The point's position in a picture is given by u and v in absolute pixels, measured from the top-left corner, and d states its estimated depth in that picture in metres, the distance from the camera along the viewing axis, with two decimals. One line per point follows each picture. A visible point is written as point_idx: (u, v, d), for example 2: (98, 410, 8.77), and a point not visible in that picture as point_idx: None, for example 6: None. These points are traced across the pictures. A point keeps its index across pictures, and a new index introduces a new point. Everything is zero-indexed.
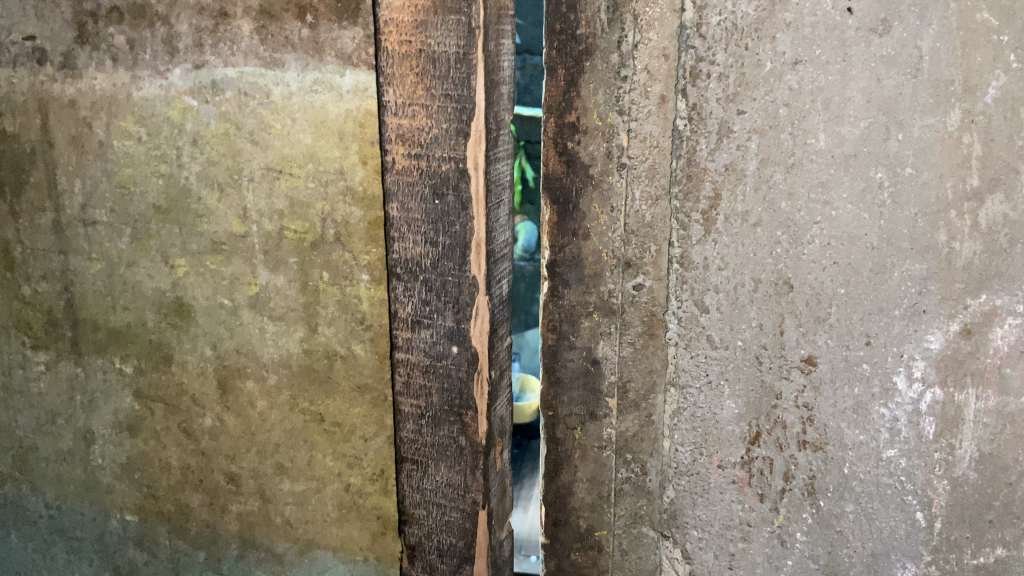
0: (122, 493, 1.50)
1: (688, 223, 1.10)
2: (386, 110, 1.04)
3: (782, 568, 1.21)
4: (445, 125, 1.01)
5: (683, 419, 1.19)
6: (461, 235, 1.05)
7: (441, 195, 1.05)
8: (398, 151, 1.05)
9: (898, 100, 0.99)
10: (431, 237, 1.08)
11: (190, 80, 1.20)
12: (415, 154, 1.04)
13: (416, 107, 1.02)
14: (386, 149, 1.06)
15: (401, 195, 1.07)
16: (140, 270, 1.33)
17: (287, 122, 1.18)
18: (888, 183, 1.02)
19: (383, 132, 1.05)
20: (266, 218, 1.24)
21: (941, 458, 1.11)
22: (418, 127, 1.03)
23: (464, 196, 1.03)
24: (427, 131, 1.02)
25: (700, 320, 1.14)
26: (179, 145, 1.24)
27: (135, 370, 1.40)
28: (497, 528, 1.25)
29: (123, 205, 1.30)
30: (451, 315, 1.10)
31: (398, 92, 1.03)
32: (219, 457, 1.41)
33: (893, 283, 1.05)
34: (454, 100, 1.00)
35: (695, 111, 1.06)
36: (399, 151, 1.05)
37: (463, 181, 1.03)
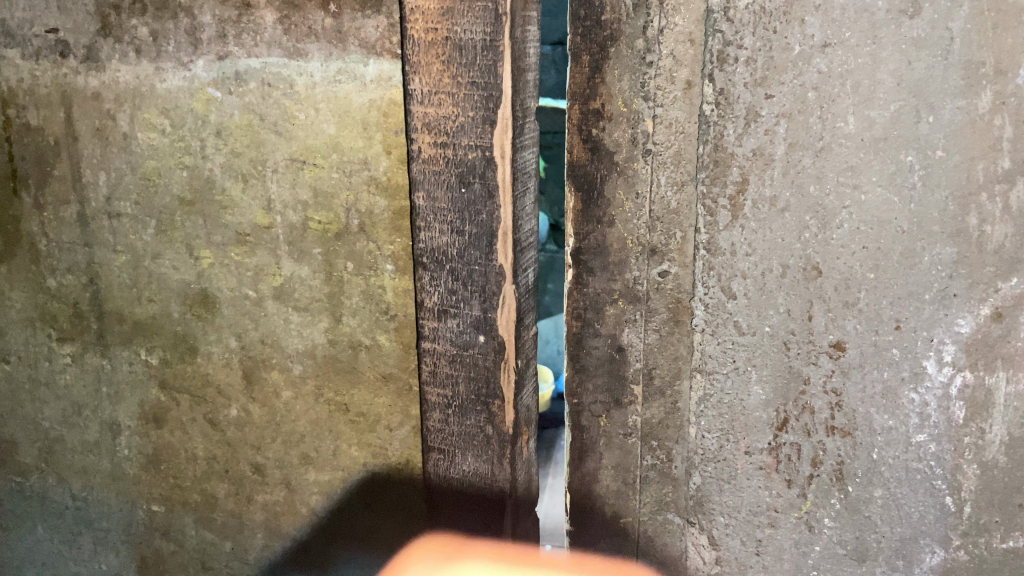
0: (148, 484, 1.51)
1: (714, 209, 1.10)
2: (412, 98, 1.03)
3: (810, 553, 1.21)
4: (471, 113, 1.00)
5: (710, 406, 1.19)
6: (488, 224, 1.05)
7: (467, 184, 1.04)
8: (423, 140, 1.04)
9: (929, 82, 0.98)
10: (457, 227, 1.07)
11: (214, 71, 1.20)
12: (442, 143, 1.03)
13: (442, 95, 1.01)
14: (412, 137, 1.05)
15: (427, 184, 1.06)
16: (165, 262, 1.34)
17: (310, 112, 1.17)
18: (919, 166, 1.01)
19: (409, 121, 1.04)
20: (290, 209, 1.24)
21: (971, 442, 1.11)
22: (444, 115, 1.02)
23: (491, 184, 1.02)
24: (453, 120, 1.01)
25: (727, 306, 1.14)
26: (203, 136, 1.24)
27: (160, 361, 1.41)
28: (523, 516, 1.26)
29: (148, 197, 1.31)
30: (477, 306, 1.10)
31: (423, 80, 1.02)
32: (244, 447, 1.42)
33: (923, 267, 1.05)
34: (481, 88, 0.99)
35: (722, 96, 1.06)
36: (425, 140, 1.04)
37: (490, 170, 1.02)
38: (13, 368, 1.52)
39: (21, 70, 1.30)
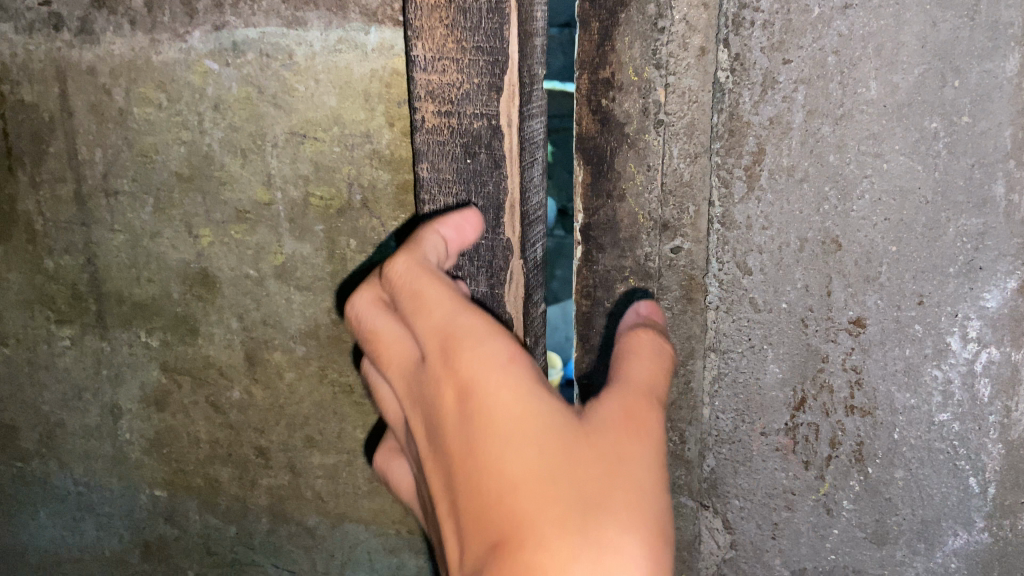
0: (150, 468, 1.49)
1: (730, 180, 1.06)
2: (415, 65, 0.98)
3: (828, 536, 1.18)
4: (476, 80, 0.95)
5: (724, 386, 1.17)
6: (495, 196, 0.99)
7: (473, 154, 0.98)
8: (427, 109, 0.99)
9: (955, 44, 0.94)
10: (463, 199, 1.01)
11: (211, 42, 1.16)
12: (446, 112, 0.98)
13: (446, 61, 0.96)
14: (416, 106, 0.99)
15: (432, 155, 1.01)
16: (164, 241, 1.30)
17: (310, 83, 1.14)
18: (944, 132, 0.97)
19: (413, 89, 0.99)
20: (291, 185, 1.20)
21: (996, 421, 1.07)
22: (448, 83, 0.96)
23: (498, 155, 0.97)
24: (458, 87, 0.96)
25: (742, 283, 1.10)
26: (200, 110, 1.20)
27: (161, 343, 1.38)
28: None
29: (146, 173, 1.27)
30: (485, 281, 1.04)
31: (426, 46, 0.96)
32: (247, 431, 1.39)
33: (948, 239, 1.00)
34: (486, 52, 0.93)
35: (738, 61, 1.02)
36: (429, 109, 0.99)
37: (496, 139, 0.96)
38: (12, 352, 1.49)
39: (15, 44, 1.26)
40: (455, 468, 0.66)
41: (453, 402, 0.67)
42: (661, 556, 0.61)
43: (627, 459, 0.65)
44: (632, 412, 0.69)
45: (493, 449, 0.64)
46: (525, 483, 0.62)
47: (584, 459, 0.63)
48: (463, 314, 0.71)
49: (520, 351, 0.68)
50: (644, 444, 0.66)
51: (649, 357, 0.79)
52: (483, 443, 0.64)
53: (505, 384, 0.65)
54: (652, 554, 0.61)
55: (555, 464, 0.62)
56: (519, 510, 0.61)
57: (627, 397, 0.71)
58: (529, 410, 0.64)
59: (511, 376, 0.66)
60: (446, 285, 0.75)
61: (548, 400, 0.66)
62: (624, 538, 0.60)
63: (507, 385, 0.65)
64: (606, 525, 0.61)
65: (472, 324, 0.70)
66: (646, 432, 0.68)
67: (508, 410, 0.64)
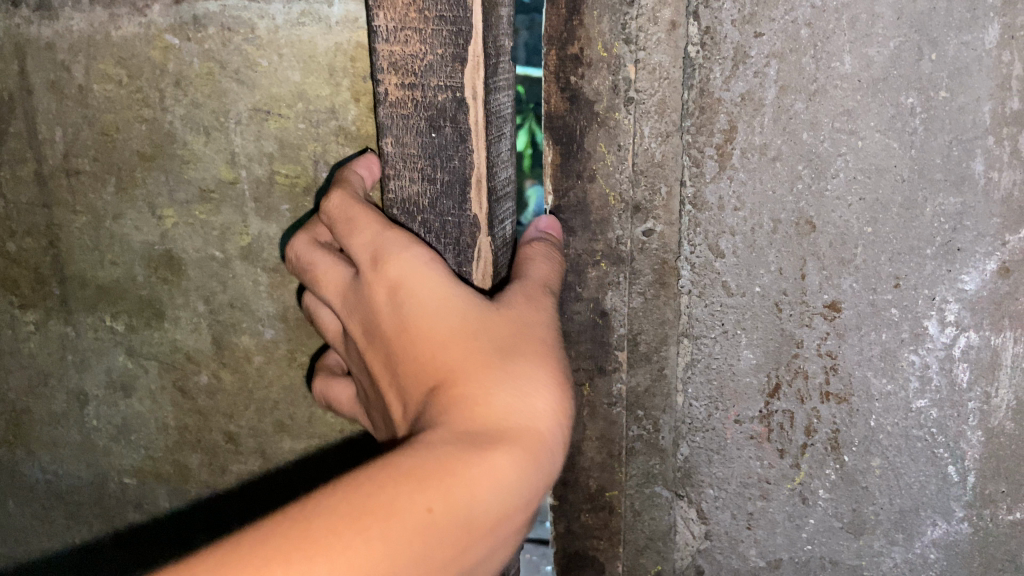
0: (119, 455, 1.46)
1: (700, 159, 1.03)
2: (376, 36, 0.94)
3: (804, 526, 1.15)
4: (440, 50, 0.91)
5: (697, 372, 1.13)
6: (461, 171, 0.96)
7: (438, 128, 0.95)
8: (389, 81, 0.95)
9: (932, 15, 0.90)
10: (428, 174, 0.98)
11: (171, 16, 1.13)
12: (410, 84, 0.94)
13: (409, 31, 0.92)
14: (378, 78, 0.95)
15: (396, 129, 0.97)
16: (128, 222, 1.27)
17: (273, 58, 1.10)
18: (921, 108, 0.94)
19: (374, 61, 0.95)
20: (255, 163, 1.17)
21: (975, 408, 1.04)
22: (411, 53, 0.93)
23: (463, 128, 0.94)
24: (421, 57, 0.92)
25: (715, 266, 1.07)
26: (162, 86, 1.17)
27: (127, 328, 1.35)
28: None
29: (107, 152, 1.24)
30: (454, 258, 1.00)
31: (388, 15, 0.93)
32: (216, 416, 1.36)
33: (925, 219, 0.97)
34: (450, 22, 0.90)
35: (708, 36, 0.98)
36: (392, 81, 0.95)
37: (461, 112, 0.93)
38: None
39: None
40: (388, 338, 0.75)
41: (382, 289, 0.76)
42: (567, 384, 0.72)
43: (531, 321, 0.75)
44: (530, 294, 0.80)
45: (421, 315, 0.73)
46: (451, 339, 0.71)
47: (497, 321, 0.73)
48: (388, 226, 0.80)
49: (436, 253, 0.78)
50: (545, 313, 0.77)
51: (542, 257, 0.91)
52: (411, 311, 0.74)
53: (425, 274, 0.75)
54: (558, 381, 0.71)
55: (474, 321, 0.72)
56: (447, 360, 0.70)
57: (525, 285, 0.82)
58: (447, 291, 0.74)
59: (432, 267, 0.76)
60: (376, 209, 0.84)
61: (462, 285, 0.75)
62: (535, 367, 0.70)
63: (430, 274, 0.75)
64: (518, 361, 0.70)
65: (398, 234, 0.79)
66: (545, 306, 0.79)
67: (429, 292, 0.74)
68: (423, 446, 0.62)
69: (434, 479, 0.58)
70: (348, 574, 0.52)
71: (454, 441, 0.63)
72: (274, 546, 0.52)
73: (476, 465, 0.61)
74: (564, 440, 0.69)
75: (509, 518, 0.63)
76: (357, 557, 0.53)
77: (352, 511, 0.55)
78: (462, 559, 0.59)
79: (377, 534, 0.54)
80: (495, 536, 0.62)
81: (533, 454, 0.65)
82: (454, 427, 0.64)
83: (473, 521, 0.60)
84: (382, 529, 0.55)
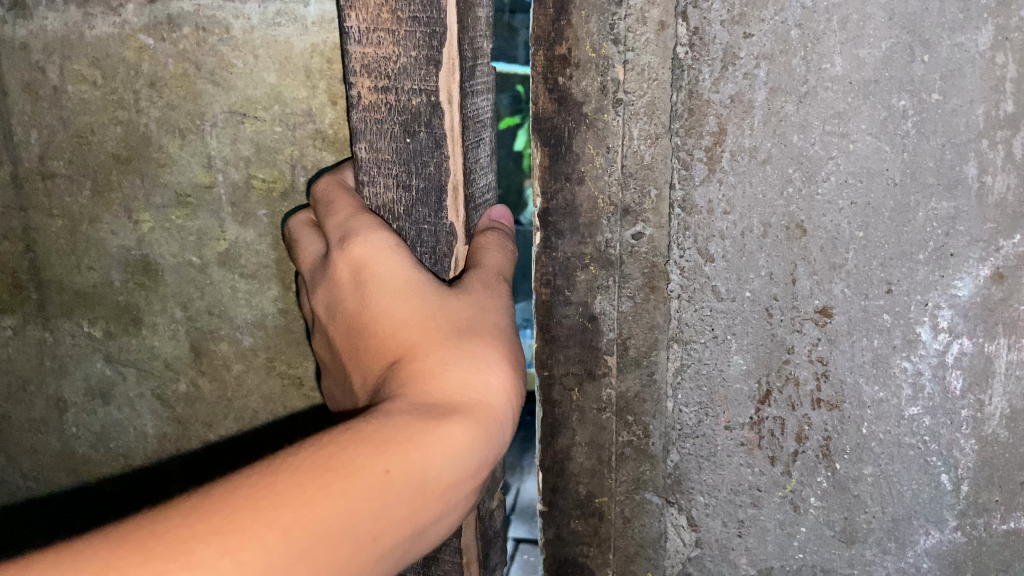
0: (98, 464, 1.44)
1: (689, 162, 1.01)
2: (349, 37, 0.92)
3: (796, 535, 1.14)
4: (414, 53, 0.89)
5: (687, 377, 1.11)
6: (437, 178, 0.94)
7: (413, 133, 0.92)
8: (363, 84, 0.93)
9: (924, 16, 0.89)
10: (404, 181, 0.95)
11: (145, 16, 1.13)
12: (383, 87, 0.92)
13: (382, 33, 0.90)
14: (351, 82, 0.93)
15: (370, 134, 0.94)
16: (104, 227, 1.27)
17: (249, 59, 1.11)
18: (913, 111, 0.92)
19: (347, 64, 0.93)
20: (232, 167, 1.17)
21: (969, 415, 1.02)
22: (385, 55, 0.90)
23: (439, 134, 0.91)
24: (395, 60, 0.90)
25: (705, 270, 1.05)
26: (137, 88, 1.17)
27: (104, 334, 1.34)
28: (486, 496, 1.09)
29: (82, 154, 1.23)
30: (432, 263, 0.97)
31: (360, 16, 0.90)
32: (195, 425, 1.36)
33: (918, 224, 0.95)
34: (423, 23, 0.88)
35: (697, 36, 0.96)
36: (366, 84, 0.93)
37: (437, 116, 0.91)
38: None
39: None
40: (356, 318, 0.85)
41: (353, 272, 0.86)
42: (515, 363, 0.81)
43: (486, 307, 0.84)
44: (487, 279, 0.88)
45: (385, 297, 0.83)
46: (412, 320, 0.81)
47: (455, 304, 0.82)
48: (362, 218, 0.91)
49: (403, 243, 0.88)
50: (499, 298, 0.86)
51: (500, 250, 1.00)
52: (377, 295, 0.84)
53: (392, 261, 0.85)
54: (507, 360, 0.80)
55: (433, 304, 0.82)
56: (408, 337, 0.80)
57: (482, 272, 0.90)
58: (411, 276, 0.84)
59: (397, 255, 0.86)
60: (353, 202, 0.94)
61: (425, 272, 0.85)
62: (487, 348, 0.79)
63: (397, 261, 0.85)
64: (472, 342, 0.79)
65: (369, 224, 0.89)
66: (499, 290, 0.88)
67: (395, 277, 0.84)
68: (382, 413, 0.70)
69: (391, 442, 0.67)
70: (314, 521, 0.60)
71: (411, 410, 0.71)
72: (242, 500, 0.59)
73: (430, 430, 0.69)
74: (513, 413, 0.78)
75: (460, 481, 0.71)
76: (320, 508, 0.61)
77: (316, 468, 0.63)
78: (417, 516, 0.67)
79: (338, 490, 0.62)
80: (446, 496, 0.70)
81: (482, 423, 0.74)
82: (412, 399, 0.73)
83: (426, 481, 0.68)
84: (342, 485, 0.63)
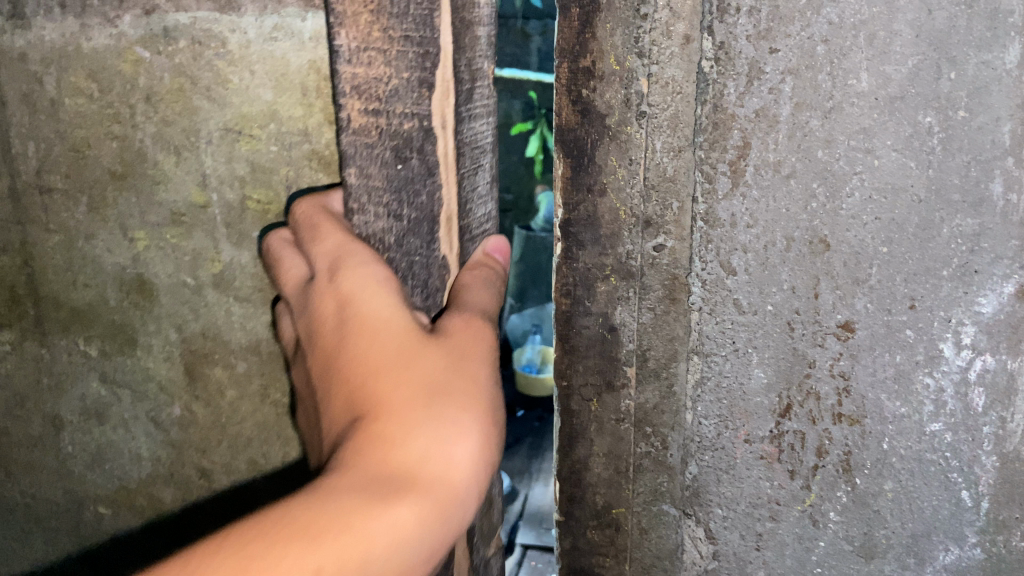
0: (94, 483, 1.51)
1: (713, 175, 1.01)
2: (339, 58, 0.92)
3: (814, 549, 1.14)
4: (406, 74, 0.89)
5: (707, 390, 1.12)
6: (428, 207, 0.94)
7: (404, 159, 0.92)
8: (354, 106, 0.93)
9: (951, 34, 0.89)
10: (394, 209, 0.95)
11: (142, 28, 1.15)
12: (374, 110, 0.92)
13: (372, 53, 0.90)
14: (342, 102, 0.94)
15: (360, 159, 0.95)
16: (100, 244, 1.32)
17: (244, 74, 1.13)
18: (939, 127, 0.92)
19: (338, 84, 0.93)
20: (226, 186, 1.21)
21: (990, 432, 1.02)
22: (376, 77, 0.91)
23: (431, 160, 0.92)
24: (386, 82, 0.90)
25: (727, 283, 1.05)
26: (132, 102, 1.21)
27: (100, 353, 1.41)
28: (480, 540, 1.09)
29: (79, 170, 1.29)
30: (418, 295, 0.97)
31: (350, 35, 0.90)
32: (189, 449, 1.42)
33: (941, 240, 0.96)
34: (415, 43, 0.88)
35: (723, 50, 0.96)
36: (356, 107, 0.93)
37: (429, 142, 0.91)
38: None
39: None
40: (332, 361, 0.86)
41: (335, 312, 0.87)
42: (488, 429, 0.80)
43: (467, 358, 0.83)
44: (472, 325, 0.87)
45: (362, 343, 0.83)
46: (385, 372, 0.81)
47: (432, 355, 0.81)
48: (350, 252, 0.90)
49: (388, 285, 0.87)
50: (481, 347, 0.85)
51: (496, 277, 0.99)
52: (354, 341, 0.84)
53: (373, 305, 0.85)
54: (479, 426, 0.79)
55: (408, 355, 0.81)
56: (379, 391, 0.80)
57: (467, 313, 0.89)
58: (390, 324, 0.84)
59: (380, 300, 0.86)
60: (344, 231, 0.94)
61: (406, 319, 0.85)
62: (457, 412, 0.78)
63: (377, 306, 0.85)
64: (442, 405, 0.78)
65: (354, 263, 0.89)
66: (482, 341, 0.86)
67: (374, 323, 0.84)
68: (329, 492, 0.71)
69: (330, 533, 0.68)
70: None
71: (359, 491, 0.72)
72: None
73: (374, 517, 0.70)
74: (475, 486, 0.78)
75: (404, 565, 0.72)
76: None
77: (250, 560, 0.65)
78: None
79: None
80: None
81: (435, 503, 0.74)
82: (363, 473, 0.74)
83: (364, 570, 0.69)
84: None
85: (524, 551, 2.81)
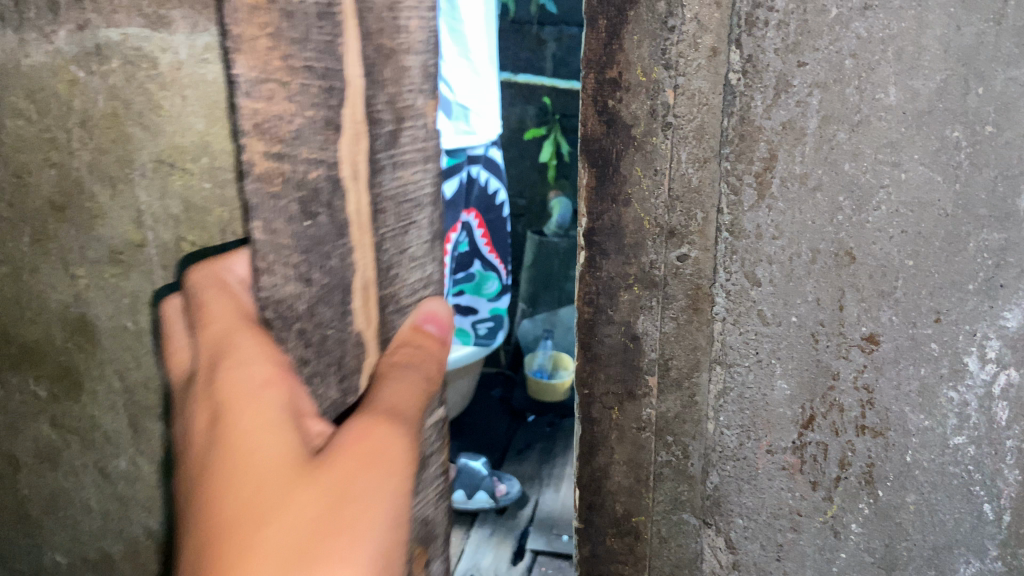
0: (51, 531, 1.31)
1: (739, 187, 1.01)
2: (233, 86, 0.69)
3: (834, 561, 1.14)
4: (312, 112, 0.74)
5: (730, 400, 1.12)
6: (339, 271, 0.81)
7: (313, 213, 0.77)
8: (254, 147, 0.72)
9: (979, 50, 0.90)
10: (304, 272, 0.77)
11: (75, 44, 0.95)
12: (278, 154, 0.73)
13: (275, 84, 0.71)
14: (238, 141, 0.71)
15: (262, 211, 0.73)
16: (43, 279, 1.11)
17: (176, 100, 0.95)
18: (966, 142, 0.93)
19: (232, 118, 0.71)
20: (161, 225, 1.01)
21: (1014, 445, 1.03)
22: (280, 114, 0.72)
23: (341, 217, 0.79)
24: (293, 121, 0.73)
25: (751, 294, 1.05)
26: (69, 126, 1.00)
27: (49, 395, 1.20)
28: None
29: (21, 198, 1.07)
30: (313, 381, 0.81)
31: (249, 61, 0.69)
32: (138, 508, 1.24)
33: (968, 255, 0.96)
34: (321, 75, 0.74)
35: (751, 63, 0.96)
36: (257, 147, 0.72)
37: (339, 197, 0.79)
38: None
39: None
40: (184, 503, 0.65)
41: (202, 431, 0.68)
42: None
43: (355, 497, 0.64)
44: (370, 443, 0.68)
45: (222, 483, 0.63)
46: (237, 527, 0.60)
47: (306, 495, 0.63)
48: (235, 341, 0.73)
49: (274, 384, 0.70)
50: (376, 483, 0.66)
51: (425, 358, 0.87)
52: (212, 476, 0.64)
53: (246, 420, 0.67)
54: None
55: (269, 504, 0.61)
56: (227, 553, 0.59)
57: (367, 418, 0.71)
58: (261, 447, 0.65)
59: (255, 411, 0.68)
60: (236, 306, 0.77)
61: (286, 442, 0.66)
62: None
63: (248, 424, 0.67)
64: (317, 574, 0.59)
65: (235, 356, 0.72)
66: (381, 468, 0.67)
67: (241, 447, 0.65)
68: None
69: None
70: None
71: None
72: None
73: None
74: None
75: None
76: None
77: None
78: None
79: None
80: None
81: None
82: None
83: None
84: None
85: (535, 558, 2.83)
